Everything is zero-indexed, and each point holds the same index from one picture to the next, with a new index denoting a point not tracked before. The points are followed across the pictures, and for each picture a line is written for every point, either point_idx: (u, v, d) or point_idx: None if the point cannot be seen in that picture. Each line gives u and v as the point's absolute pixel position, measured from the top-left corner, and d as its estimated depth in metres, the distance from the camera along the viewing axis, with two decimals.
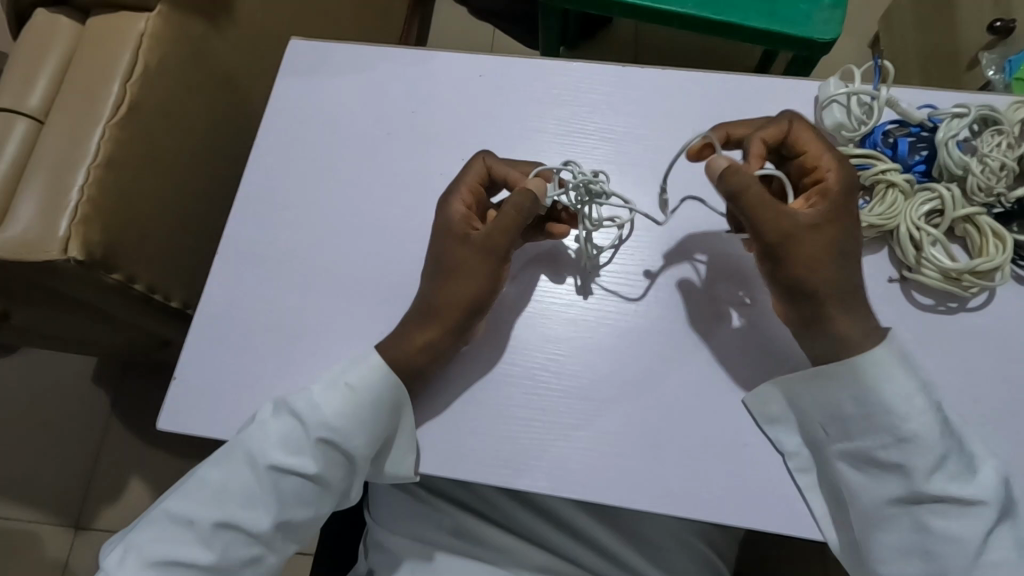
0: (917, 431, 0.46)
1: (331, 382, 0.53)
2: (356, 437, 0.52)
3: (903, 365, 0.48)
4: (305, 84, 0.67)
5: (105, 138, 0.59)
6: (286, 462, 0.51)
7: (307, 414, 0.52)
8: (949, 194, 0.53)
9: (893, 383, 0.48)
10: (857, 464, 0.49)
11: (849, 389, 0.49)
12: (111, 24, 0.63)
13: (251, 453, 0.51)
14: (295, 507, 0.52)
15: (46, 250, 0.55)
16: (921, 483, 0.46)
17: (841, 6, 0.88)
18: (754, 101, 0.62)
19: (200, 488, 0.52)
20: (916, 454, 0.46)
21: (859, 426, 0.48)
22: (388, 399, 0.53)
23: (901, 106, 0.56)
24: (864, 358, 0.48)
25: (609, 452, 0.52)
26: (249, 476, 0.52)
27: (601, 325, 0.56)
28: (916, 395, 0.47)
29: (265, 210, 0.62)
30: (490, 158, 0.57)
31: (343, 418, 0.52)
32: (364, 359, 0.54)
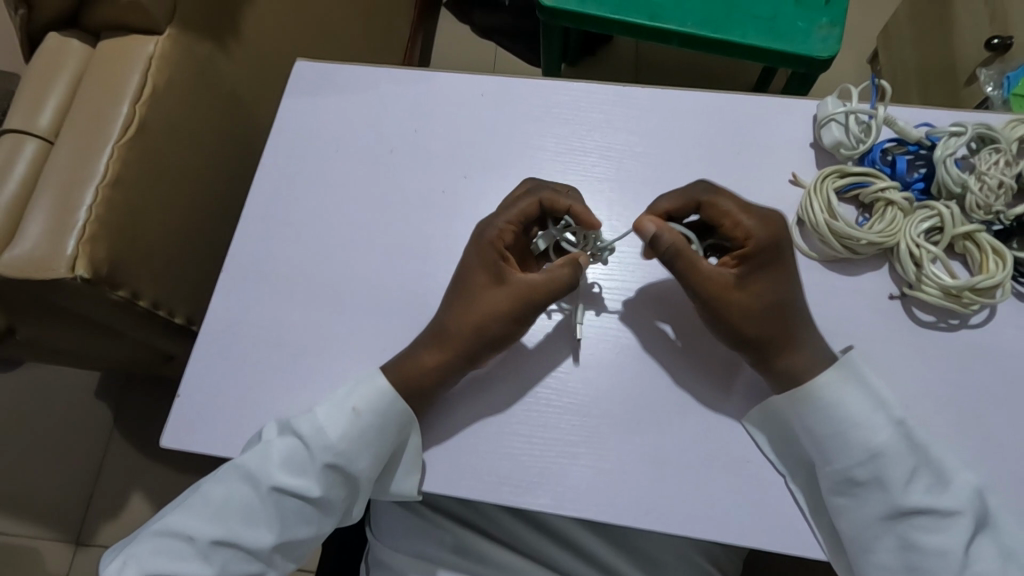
0: (890, 450, 0.49)
1: (337, 405, 0.53)
2: (359, 459, 0.53)
3: (862, 385, 0.51)
4: (310, 105, 0.68)
5: (113, 159, 0.60)
6: (290, 483, 0.51)
7: (310, 436, 0.52)
8: (948, 212, 0.53)
9: (853, 402, 0.50)
10: (839, 486, 0.50)
11: (828, 414, 0.50)
12: (121, 46, 0.65)
13: (255, 474, 0.52)
14: (295, 526, 0.53)
15: (53, 269, 0.56)
16: (898, 496, 0.48)
17: (839, 25, 0.89)
18: (752, 119, 0.63)
19: (204, 505, 0.52)
20: (888, 468, 0.48)
21: (833, 445, 0.50)
22: (394, 425, 0.53)
23: (898, 124, 0.57)
24: (825, 377, 0.51)
25: (611, 469, 0.52)
26: (251, 494, 0.52)
27: (602, 342, 0.57)
28: (877, 412, 0.50)
29: (269, 228, 0.63)
30: (546, 193, 0.56)
31: (347, 442, 0.52)
32: (372, 382, 0.54)
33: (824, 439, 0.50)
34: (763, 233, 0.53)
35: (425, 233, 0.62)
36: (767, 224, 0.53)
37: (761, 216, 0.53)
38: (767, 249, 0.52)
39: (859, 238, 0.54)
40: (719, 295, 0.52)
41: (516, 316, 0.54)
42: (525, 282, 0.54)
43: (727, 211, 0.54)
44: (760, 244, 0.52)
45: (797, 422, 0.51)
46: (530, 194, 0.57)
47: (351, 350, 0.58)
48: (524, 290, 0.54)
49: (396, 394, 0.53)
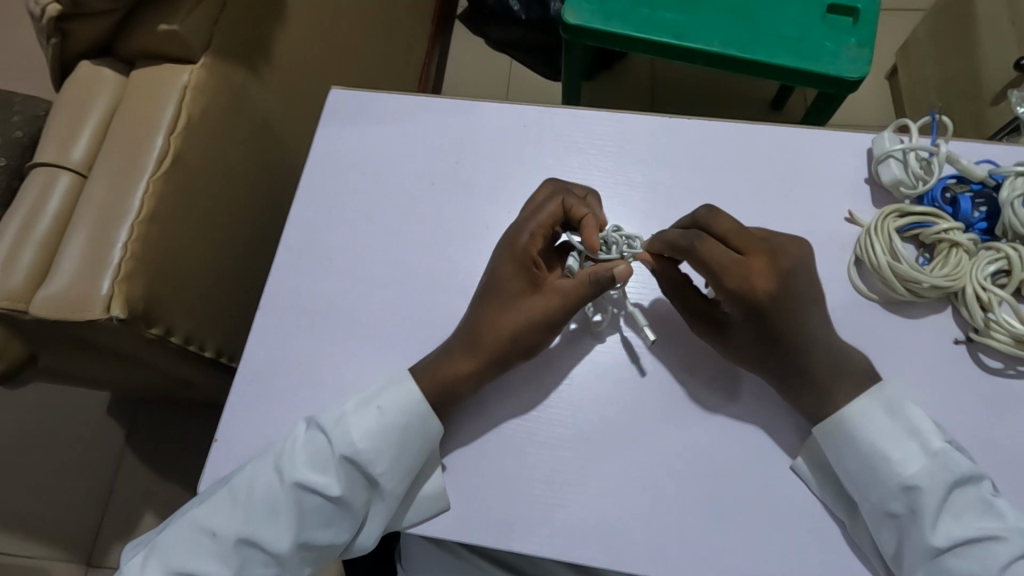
0: (919, 481, 0.46)
1: (364, 401, 0.52)
2: (380, 463, 0.50)
3: (892, 413, 0.49)
4: (347, 134, 0.66)
5: (148, 194, 0.58)
6: (312, 480, 0.49)
7: (334, 430, 0.50)
8: (1016, 255, 0.51)
9: (884, 432, 0.48)
10: (875, 522, 0.47)
11: (858, 444, 0.48)
12: (156, 76, 0.63)
13: (280, 465, 0.50)
14: (315, 530, 0.50)
15: (89, 309, 0.54)
16: (935, 533, 0.45)
17: (868, 45, 0.88)
18: (804, 154, 0.61)
19: (226, 498, 0.50)
20: (924, 503, 0.46)
21: (864, 479, 0.48)
22: (420, 428, 0.51)
23: (961, 162, 0.55)
24: (852, 409, 0.49)
25: (668, 522, 0.50)
26: (273, 492, 0.49)
27: (655, 385, 0.54)
28: (909, 441, 0.48)
29: (306, 262, 0.61)
30: (570, 198, 0.56)
31: (369, 441, 0.50)
32: (400, 384, 0.53)
33: (854, 473, 0.48)
34: (752, 293, 0.50)
35: (467, 269, 0.60)
36: (751, 282, 0.50)
37: (750, 275, 0.50)
38: (755, 313, 0.50)
39: (923, 281, 0.52)
40: (729, 339, 0.52)
41: (543, 322, 0.53)
42: (548, 294, 0.53)
43: (716, 272, 0.50)
44: (747, 307, 0.50)
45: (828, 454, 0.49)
46: (557, 201, 0.56)
47: None
48: (559, 298, 0.53)
49: (421, 397, 0.52)
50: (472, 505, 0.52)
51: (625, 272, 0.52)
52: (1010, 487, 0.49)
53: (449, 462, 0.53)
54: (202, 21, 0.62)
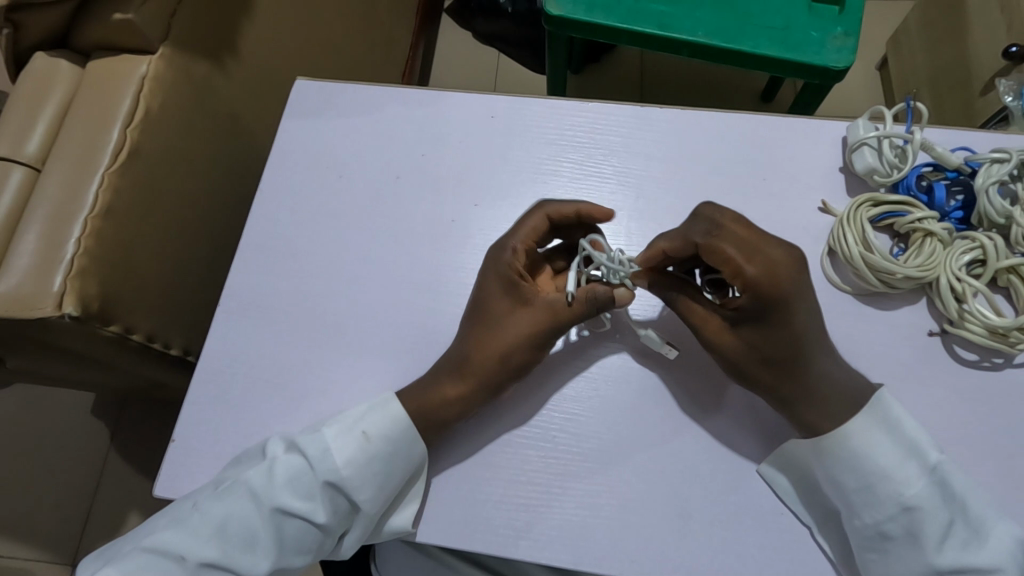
0: (916, 500, 0.45)
1: (347, 428, 0.49)
2: (364, 490, 0.48)
3: (891, 429, 0.47)
4: (312, 127, 0.65)
5: (103, 188, 0.57)
6: (294, 506, 0.47)
7: (318, 459, 0.47)
8: (991, 244, 0.50)
9: (884, 451, 0.46)
10: (868, 542, 0.46)
11: (850, 461, 0.46)
12: (112, 67, 0.61)
13: (257, 492, 0.47)
14: (293, 552, 0.48)
15: (39, 307, 0.53)
16: (932, 555, 0.44)
17: (853, 34, 0.86)
18: (777, 143, 0.60)
19: (198, 522, 0.46)
20: (923, 524, 0.45)
21: (861, 500, 0.46)
22: (404, 454, 0.49)
23: (935, 150, 0.54)
24: (851, 425, 0.47)
25: (634, 521, 0.49)
26: (252, 517, 0.46)
27: (623, 379, 0.53)
28: (908, 460, 0.46)
29: (269, 258, 0.60)
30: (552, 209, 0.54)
31: (354, 468, 0.48)
32: (385, 407, 0.50)
33: (851, 494, 0.46)
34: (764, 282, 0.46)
35: (433, 265, 0.58)
36: (769, 269, 0.46)
37: (762, 259, 0.47)
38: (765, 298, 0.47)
39: (896, 273, 0.50)
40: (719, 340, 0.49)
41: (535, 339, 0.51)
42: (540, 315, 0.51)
43: (729, 257, 0.47)
44: (755, 294, 0.47)
45: (823, 474, 0.47)
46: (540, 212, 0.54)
47: (356, 389, 0.55)
48: (547, 315, 0.51)
49: (407, 421, 0.50)
50: (435, 507, 0.50)
51: (626, 297, 0.50)
52: (986, 484, 0.48)
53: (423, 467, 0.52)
54: (159, 11, 0.60)
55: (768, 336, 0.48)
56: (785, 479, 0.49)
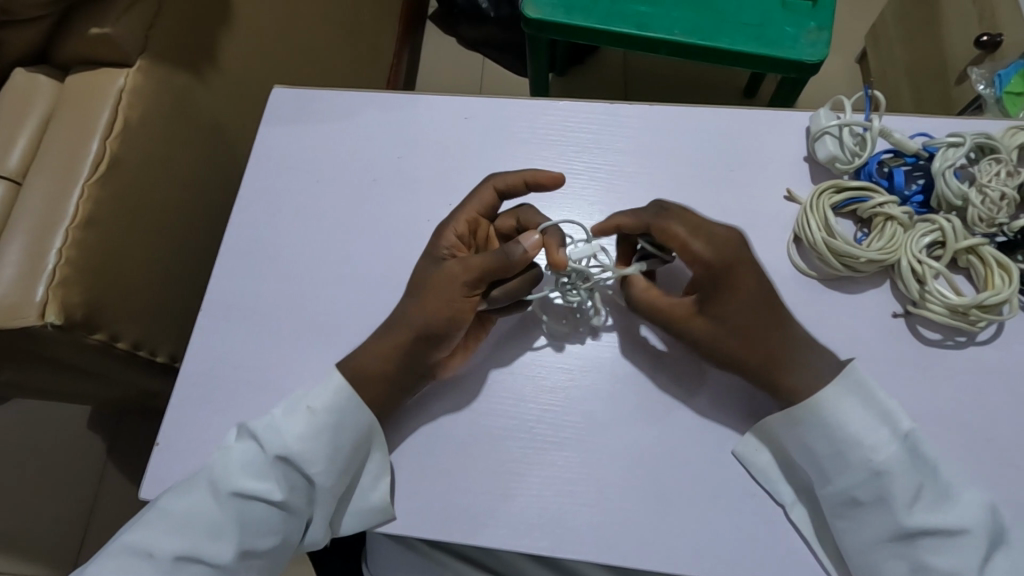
0: (887, 464, 0.45)
1: (293, 406, 0.50)
2: (317, 464, 0.49)
3: (862, 395, 0.47)
4: (291, 133, 0.66)
5: (84, 199, 0.59)
6: (248, 486, 0.48)
7: (267, 437, 0.49)
8: (949, 226, 0.51)
9: (853, 416, 0.47)
10: (840, 507, 0.47)
11: (816, 427, 0.47)
12: (90, 81, 0.63)
13: (214, 478, 0.48)
14: (257, 535, 0.48)
15: (23, 316, 0.54)
16: (902, 517, 0.45)
17: (827, 29, 0.87)
18: (743, 135, 0.61)
19: (161, 517, 0.48)
20: (892, 488, 0.45)
21: (832, 465, 0.47)
22: (352, 423, 0.50)
23: (894, 136, 0.56)
24: (822, 393, 0.47)
25: (611, 507, 0.50)
26: (211, 504, 0.48)
27: (597, 369, 0.54)
28: (879, 426, 0.47)
29: (251, 262, 0.61)
30: (532, 174, 0.56)
31: (303, 441, 0.49)
32: (327, 381, 0.51)
33: (822, 459, 0.47)
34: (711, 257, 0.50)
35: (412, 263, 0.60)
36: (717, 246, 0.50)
37: (712, 235, 0.51)
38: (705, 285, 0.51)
39: (859, 256, 0.52)
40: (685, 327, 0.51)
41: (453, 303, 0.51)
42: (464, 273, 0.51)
43: (677, 236, 0.51)
44: (705, 267, 0.50)
45: (792, 443, 0.49)
46: (518, 173, 0.56)
47: None
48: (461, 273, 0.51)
49: (348, 389, 0.51)
50: (416, 500, 0.51)
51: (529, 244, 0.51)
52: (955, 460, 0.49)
53: (403, 461, 0.53)
54: (135, 24, 0.62)
55: (732, 308, 0.50)
56: (750, 459, 0.50)
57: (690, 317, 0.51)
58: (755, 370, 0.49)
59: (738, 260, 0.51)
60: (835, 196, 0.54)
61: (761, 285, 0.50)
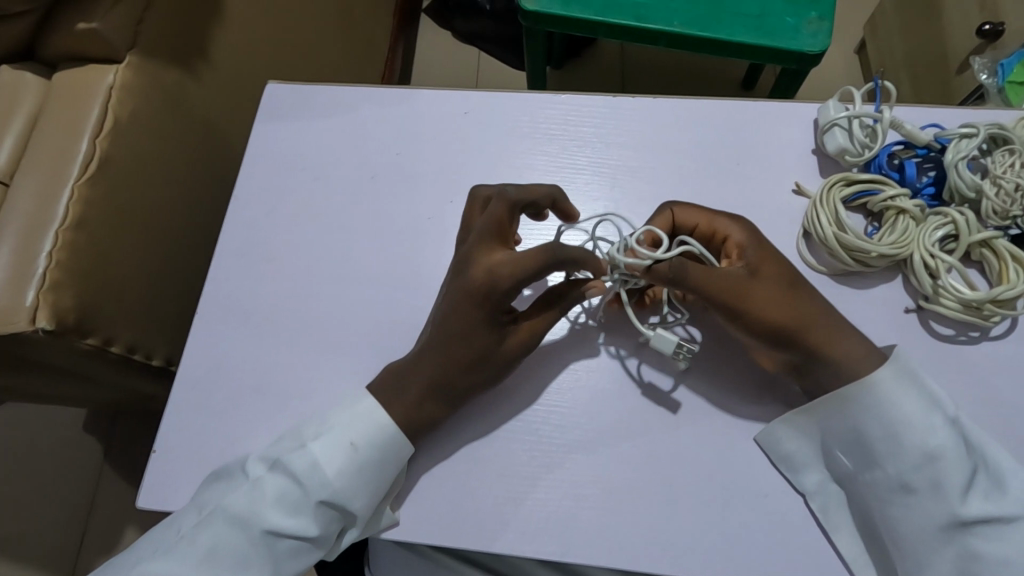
0: (941, 447, 0.44)
1: (333, 440, 0.48)
2: (358, 500, 0.48)
3: (911, 380, 0.46)
4: (285, 130, 0.64)
5: (74, 200, 0.57)
6: (285, 525, 0.46)
7: (307, 476, 0.47)
8: (963, 219, 0.50)
9: (909, 400, 0.46)
10: (890, 493, 0.46)
11: (869, 408, 0.46)
12: (79, 78, 0.61)
13: (245, 515, 0.46)
14: (288, 564, 0.47)
15: (13, 322, 0.53)
16: (958, 504, 0.44)
17: (828, 18, 0.86)
18: (749, 128, 0.60)
19: (183, 553, 0.46)
20: (945, 474, 0.44)
21: (884, 449, 0.46)
22: (394, 457, 0.49)
23: (905, 127, 0.55)
24: (877, 374, 0.46)
25: (620, 510, 0.49)
26: (240, 540, 0.46)
27: (604, 369, 0.53)
28: (932, 411, 0.46)
29: (247, 263, 0.60)
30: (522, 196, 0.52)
31: (343, 479, 0.47)
32: (370, 416, 0.49)
33: (875, 442, 0.46)
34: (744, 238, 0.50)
35: (413, 261, 0.58)
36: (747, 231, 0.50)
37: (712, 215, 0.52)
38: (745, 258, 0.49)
39: (870, 251, 0.50)
40: (749, 308, 0.47)
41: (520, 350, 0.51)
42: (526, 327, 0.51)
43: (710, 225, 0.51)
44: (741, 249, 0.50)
45: (845, 425, 0.47)
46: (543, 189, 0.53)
47: (334, 391, 0.54)
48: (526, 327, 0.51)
49: (395, 427, 0.49)
50: (421, 505, 0.50)
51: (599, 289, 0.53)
52: None
53: (407, 465, 0.51)
54: (124, 18, 0.60)
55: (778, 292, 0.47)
56: (776, 447, 0.49)
57: (751, 291, 0.47)
58: (801, 338, 0.47)
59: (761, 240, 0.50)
60: (852, 184, 0.53)
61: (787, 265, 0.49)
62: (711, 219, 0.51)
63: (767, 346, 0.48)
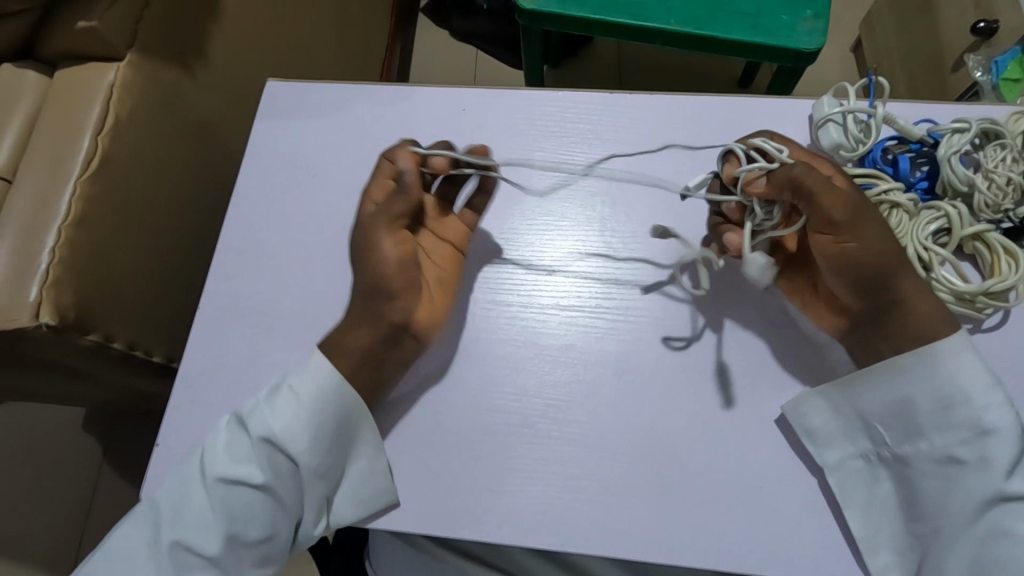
0: (997, 423, 0.46)
1: (277, 389, 0.51)
2: (299, 442, 0.49)
3: (975, 355, 0.48)
4: (285, 128, 0.65)
5: (75, 197, 0.57)
6: (233, 471, 0.48)
7: (251, 419, 0.50)
8: (955, 212, 0.51)
9: (967, 373, 0.47)
10: (932, 466, 0.47)
11: (927, 379, 0.47)
12: (79, 75, 0.61)
13: (203, 465, 0.49)
14: (244, 522, 0.48)
15: (15, 318, 0.53)
16: (1000, 481, 0.45)
17: (823, 17, 0.87)
18: (744, 124, 0.61)
19: (152, 507, 0.49)
20: (994, 450, 0.46)
21: (934, 420, 0.48)
22: (335, 403, 0.50)
23: (899, 123, 0.55)
24: (946, 342, 0.47)
25: (618, 502, 0.49)
26: (200, 492, 0.49)
27: (603, 363, 0.54)
28: (992, 387, 0.47)
29: (247, 259, 0.60)
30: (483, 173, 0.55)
31: (283, 422, 0.49)
32: (314, 365, 0.51)
33: (925, 414, 0.48)
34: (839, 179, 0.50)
35: None
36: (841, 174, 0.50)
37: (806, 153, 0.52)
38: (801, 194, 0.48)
39: None
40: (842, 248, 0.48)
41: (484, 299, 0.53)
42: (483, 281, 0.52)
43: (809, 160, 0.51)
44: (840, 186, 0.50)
45: (895, 395, 0.49)
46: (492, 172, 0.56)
47: None
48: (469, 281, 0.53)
49: (336, 375, 0.50)
50: (421, 498, 0.51)
51: None
52: None
53: (406, 460, 0.52)
54: (124, 17, 0.60)
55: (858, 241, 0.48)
56: (801, 419, 0.50)
57: (845, 232, 0.48)
58: (890, 284, 0.48)
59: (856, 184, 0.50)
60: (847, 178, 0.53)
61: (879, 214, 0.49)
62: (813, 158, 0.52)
63: (850, 286, 0.49)
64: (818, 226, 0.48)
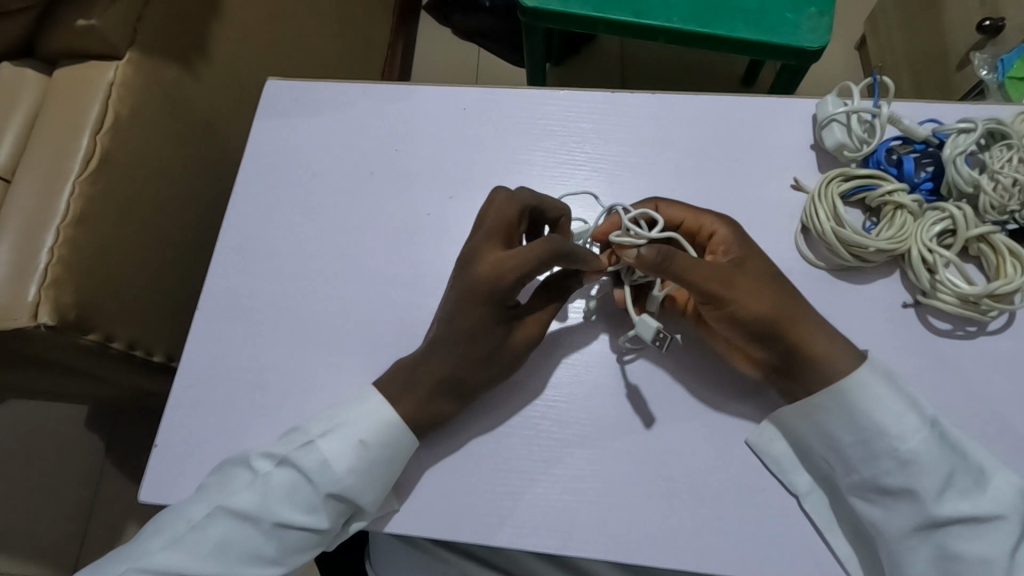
0: (915, 450, 0.45)
1: (343, 439, 0.49)
2: (367, 494, 0.48)
3: (889, 383, 0.47)
4: (285, 127, 0.65)
5: (75, 196, 0.57)
6: (296, 520, 0.47)
7: (316, 473, 0.47)
8: (960, 214, 0.50)
9: (881, 401, 0.46)
10: (867, 496, 0.47)
11: (839, 414, 0.47)
12: (78, 75, 0.61)
13: (255, 510, 0.47)
14: (294, 559, 0.48)
15: (15, 318, 0.53)
16: (932, 506, 0.44)
17: (827, 15, 0.86)
18: (747, 124, 0.60)
19: (197, 541, 0.46)
20: (920, 476, 0.45)
21: (858, 454, 0.47)
22: (403, 453, 0.49)
23: (904, 123, 0.55)
24: (849, 378, 0.47)
25: (619, 504, 0.49)
26: (254, 534, 0.47)
27: (604, 364, 0.53)
28: (908, 412, 0.46)
29: (247, 259, 0.60)
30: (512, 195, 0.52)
31: (354, 477, 0.48)
32: (378, 411, 0.50)
33: (847, 448, 0.47)
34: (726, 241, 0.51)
35: (412, 257, 0.58)
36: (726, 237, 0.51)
37: (689, 213, 0.52)
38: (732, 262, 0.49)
39: (868, 246, 0.51)
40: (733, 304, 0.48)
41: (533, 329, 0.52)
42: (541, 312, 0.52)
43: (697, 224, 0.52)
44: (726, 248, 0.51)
45: (819, 431, 0.48)
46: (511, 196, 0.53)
47: (335, 386, 0.54)
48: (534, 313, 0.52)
49: (407, 425, 0.49)
50: (421, 499, 0.51)
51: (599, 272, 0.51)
52: None
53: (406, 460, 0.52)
54: (124, 15, 0.60)
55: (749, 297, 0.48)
56: (766, 448, 0.50)
57: (729, 291, 0.48)
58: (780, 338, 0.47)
59: (743, 244, 0.50)
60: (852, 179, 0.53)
61: (769, 270, 0.49)
62: (699, 216, 0.52)
63: (749, 341, 0.49)
64: (698, 299, 0.49)
